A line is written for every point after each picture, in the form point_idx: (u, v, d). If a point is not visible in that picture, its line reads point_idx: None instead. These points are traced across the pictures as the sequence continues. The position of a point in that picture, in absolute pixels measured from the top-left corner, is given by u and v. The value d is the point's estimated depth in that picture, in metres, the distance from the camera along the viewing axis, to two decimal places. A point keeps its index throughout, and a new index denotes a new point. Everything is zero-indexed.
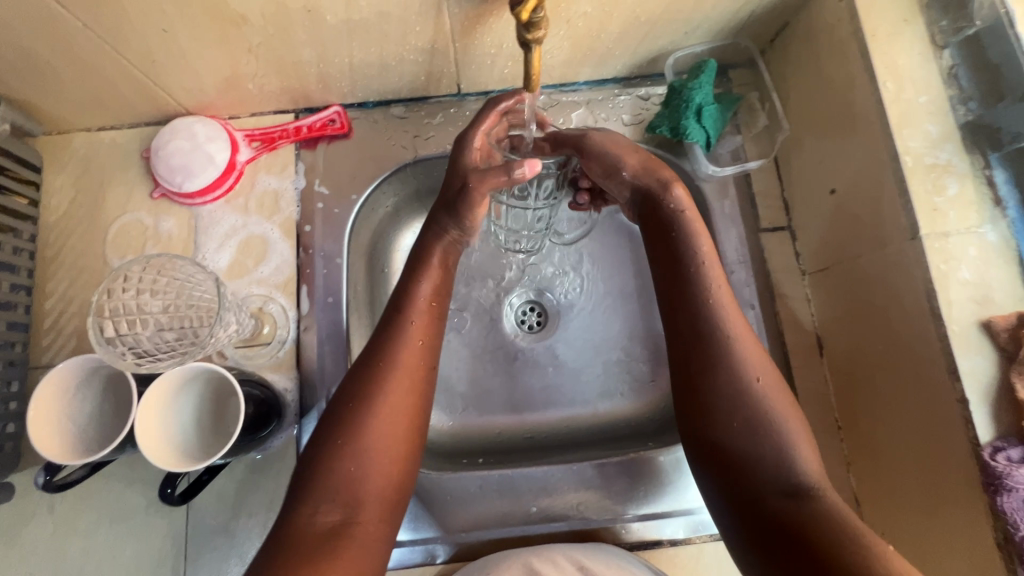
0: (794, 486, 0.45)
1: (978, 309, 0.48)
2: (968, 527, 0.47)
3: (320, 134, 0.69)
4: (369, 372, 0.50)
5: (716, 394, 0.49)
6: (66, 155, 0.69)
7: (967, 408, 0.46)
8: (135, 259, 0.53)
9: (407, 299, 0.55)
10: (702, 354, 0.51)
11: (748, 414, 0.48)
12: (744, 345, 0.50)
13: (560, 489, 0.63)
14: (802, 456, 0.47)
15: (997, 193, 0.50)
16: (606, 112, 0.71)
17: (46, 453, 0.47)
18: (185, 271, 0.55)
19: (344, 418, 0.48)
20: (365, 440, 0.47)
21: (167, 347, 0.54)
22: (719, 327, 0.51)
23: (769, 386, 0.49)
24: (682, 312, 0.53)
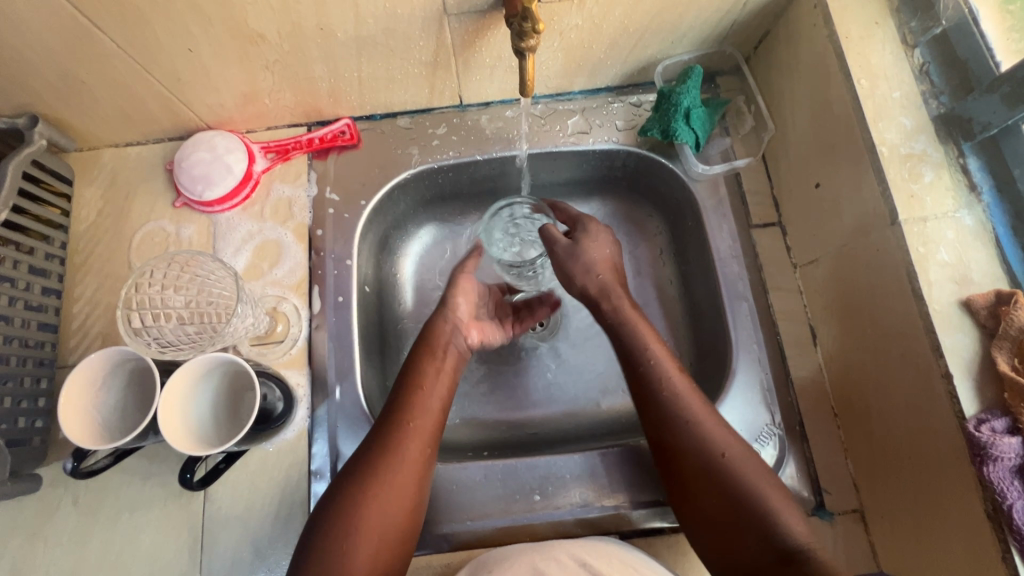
0: (783, 553, 0.50)
1: (957, 288, 0.49)
2: (961, 505, 0.48)
3: (331, 145, 0.74)
4: (370, 471, 0.54)
5: (694, 474, 0.55)
6: (96, 170, 0.74)
7: (950, 382, 0.48)
8: (160, 257, 0.57)
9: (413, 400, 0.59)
10: (673, 439, 0.57)
11: (726, 490, 0.53)
12: (708, 427, 0.56)
13: (562, 478, 0.64)
14: (785, 518, 0.51)
15: (971, 179, 0.52)
16: (600, 119, 0.75)
17: (70, 435, 0.50)
18: (206, 268, 0.59)
19: (333, 528, 0.51)
20: (360, 538, 0.51)
21: (188, 339, 0.58)
22: (683, 415, 0.57)
23: (738, 461, 0.54)
24: (648, 404, 0.59)
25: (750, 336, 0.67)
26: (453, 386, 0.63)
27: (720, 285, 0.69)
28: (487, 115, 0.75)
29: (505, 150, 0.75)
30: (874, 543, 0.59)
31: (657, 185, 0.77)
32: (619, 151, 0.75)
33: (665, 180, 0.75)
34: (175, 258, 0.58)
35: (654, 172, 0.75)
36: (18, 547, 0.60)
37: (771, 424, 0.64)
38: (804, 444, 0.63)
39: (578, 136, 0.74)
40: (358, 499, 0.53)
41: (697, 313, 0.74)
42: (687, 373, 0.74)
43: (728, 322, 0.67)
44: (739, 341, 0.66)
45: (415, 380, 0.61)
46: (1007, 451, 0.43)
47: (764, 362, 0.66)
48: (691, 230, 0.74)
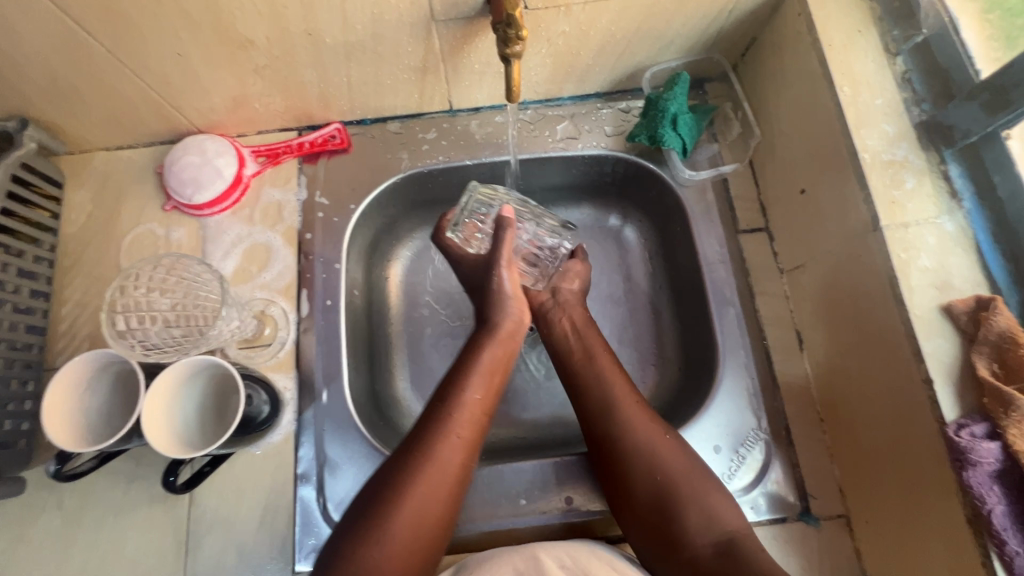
0: (717, 534, 0.52)
1: (938, 294, 0.50)
2: (942, 509, 0.48)
3: (321, 149, 0.74)
4: (406, 467, 0.52)
5: (631, 469, 0.56)
6: (86, 173, 0.74)
7: (931, 387, 0.48)
8: (147, 259, 0.57)
9: (457, 395, 0.57)
10: (610, 436, 0.58)
11: (658, 480, 0.55)
12: (637, 423, 0.58)
13: (549, 482, 0.64)
14: (715, 505, 0.53)
15: (953, 186, 0.53)
16: (589, 125, 0.75)
17: (52, 435, 0.50)
18: (192, 271, 0.59)
19: (368, 536, 0.49)
20: (392, 534, 0.49)
21: (173, 342, 0.57)
22: (618, 412, 0.59)
23: (670, 456, 0.56)
24: (592, 408, 0.60)
25: (737, 340, 0.67)
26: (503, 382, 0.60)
27: (708, 290, 0.69)
28: (476, 121, 0.76)
29: (494, 156, 0.75)
30: (859, 548, 0.59)
31: (646, 191, 0.77)
32: (608, 157, 0.75)
33: (654, 185, 0.75)
34: (162, 261, 0.58)
35: (643, 178, 0.76)
36: (2, 550, 0.60)
37: (757, 429, 0.64)
38: (791, 449, 0.63)
39: (568, 142, 0.75)
40: (393, 496, 0.51)
41: (685, 317, 0.75)
42: (675, 378, 0.74)
43: (715, 327, 0.68)
44: (726, 346, 0.67)
45: (462, 374, 0.58)
46: (986, 455, 0.44)
47: (750, 367, 0.66)
48: (679, 236, 0.74)
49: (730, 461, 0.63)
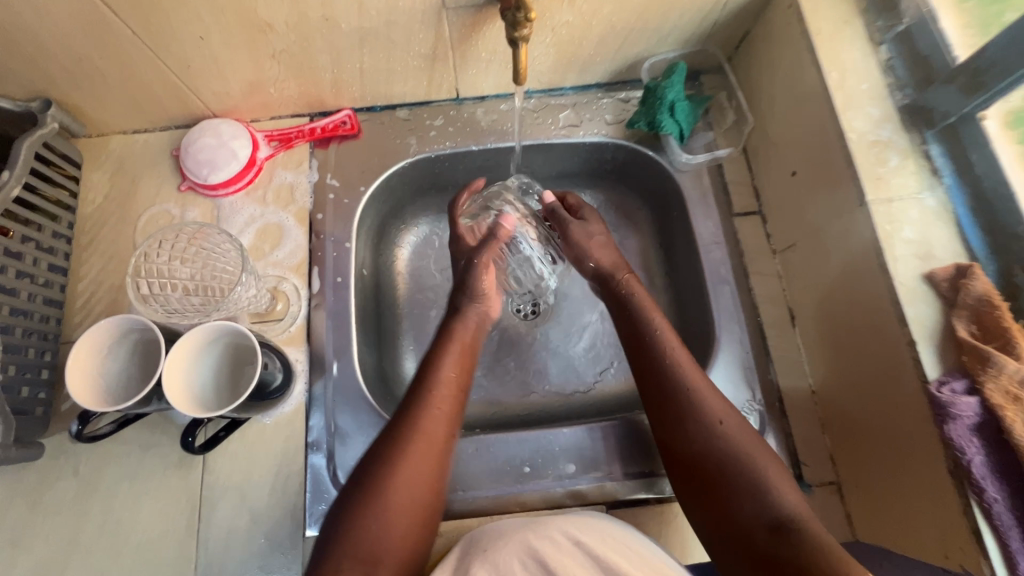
0: (774, 518, 0.50)
1: (921, 263, 0.53)
2: (926, 462, 0.50)
3: (332, 134, 0.77)
4: (397, 436, 0.56)
5: (688, 437, 0.57)
6: (104, 156, 0.76)
7: (915, 349, 0.51)
8: (169, 229, 0.60)
9: (432, 366, 0.62)
10: (670, 400, 0.59)
11: (719, 448, 0.55)
12: (700, 390, 0.59)
13: (553, 452, 0.66)
14: (777, 487, 0.52)
15: (934, 164, 0.56)
16: (590, 113, 0.79)
17: (72, 391, 0.52)
18: (213, 239, 0.61)
19: (364, 501, 0.52)
20: (386, 498, 0.52)
21: (192, 308, 0.61)
22: (677, 374, 0.60)
23: (734, 429, 0.56)
24: (648, 374, 0.62)
25: (731, 316, 0.70)
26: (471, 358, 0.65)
27: (703, 270, 0.72)
28: (482, 108, 0.79)
29: (499, 142, 0.78)
30: (849, 513, 0.61)
31: (644, 177, 0.81)
32: (608, 144, 0.79)
33: (652, 171, 0.79)
34: (182, 231, 0.61)
35: (642, 164, 0.79)
36: (19, 515, 0.62)
37: (752, 401, 0.66)
38: (784, 419, 0.66)
39: (569, 129, 0.78)
40: (383, 463, 0.54)
41: (682, 297, 0.78)
42: None
43: (710, 304, 0.71)
44: (721, 322, 0.70)
45: (438, 351, 0.64)
46: (966, 410, 0.46)
47: (744, 342, 0.69)
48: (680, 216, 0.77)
49: None
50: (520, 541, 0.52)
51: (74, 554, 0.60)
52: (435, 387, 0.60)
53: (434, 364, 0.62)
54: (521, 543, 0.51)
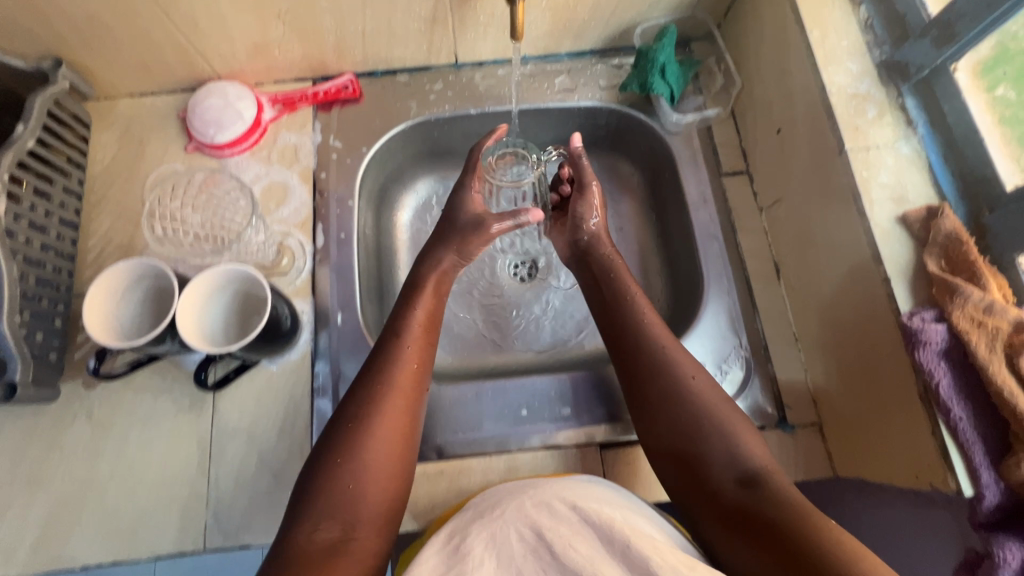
0: (745, 474, 0.53)
1: (895, 206, 0.56)
2: (898, 388, 0.54)
3: (335, 97, 0.79)
4: (370, 394, 0.58)
5: (661, 402, 0.59)
6: (112, 117, 0.78)
7: (889, 284, 0.54)
8: (190, 177, 0.74)
9: (403, 325, 0.64)
10: (643, 368, 0.62)
11: (690, 409, 0.58)
12: (673, 356, 0.61)
13: (548, 396, 0.69)
14: (744, 446, 0.55)
15: (909, 115, 0.59)
16: (585, 78, 0.81)
17: (86, 320, 0.56)
18: (222, 188, 0.74)
19: (341, 463, 0.54)
20: (362, 454, 0.54)
21: (200, 248, 0.72)
22: (649, 344, 0.63)
23: (703, 391, 0.59)
24: (621, 345, 0.64)
25: (719, 270, 0.73)
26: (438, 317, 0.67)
27: (693, 227, 0.75)
28: (480, 74, 0.82)
29: (497, 106, 0.81)
30: (830, 451, 0.65)
31: (636, 141, 0.84)
32: (602, 108, 0.81)
33: (644, 134, 0.82)
34: (196, 177, 0.74)
35: (634, 128, 0.82)
36: (36, 456, 0.64)
37: (738, 347, 0.70)
38: (769, 365, 0.69)
39: (565, 94, 0.81)
40: (357, 423, 0.56)
41: (673, 255, 0.81)
42: (663, 311, 0.80)
43: (700, 258, 0.74)
44: (710, 275, 0.73)
45: (406, 312, 0.65)
46: (935, 335, 0.49)
47: (731, 294, 0.72)
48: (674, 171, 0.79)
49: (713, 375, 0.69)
50: (513, 513, 0.48)
51: (90, 493, 0.63)
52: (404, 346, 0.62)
53: (402, 324, 0.64)
54: (515, 514, 0.48)
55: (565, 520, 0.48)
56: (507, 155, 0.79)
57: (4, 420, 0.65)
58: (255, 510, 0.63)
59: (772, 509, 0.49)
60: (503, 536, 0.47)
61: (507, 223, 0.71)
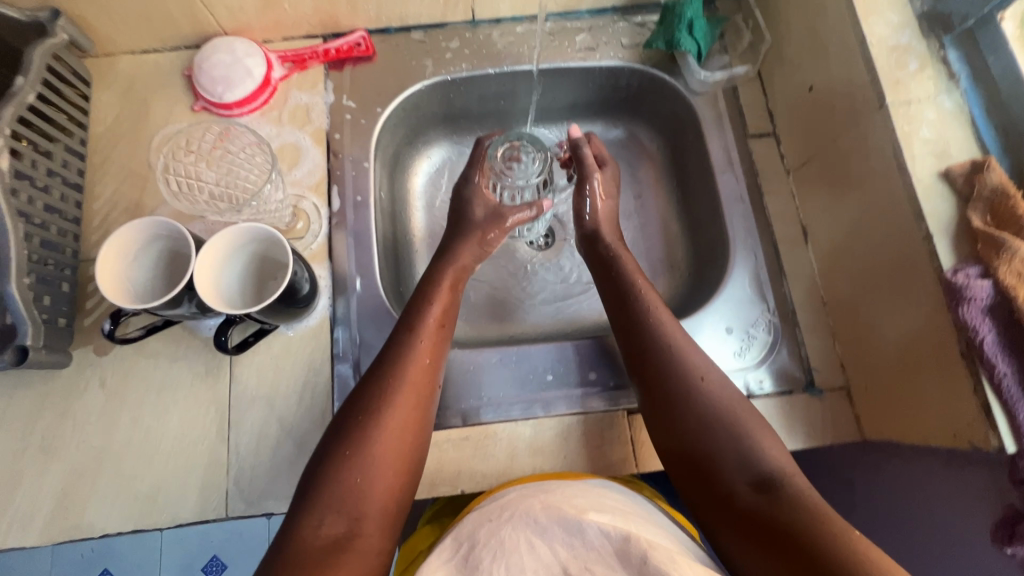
0: (759, 476, 0.51)
1: (937, 161, 0.54)
2: (937, 346, 0.53)
3: (347, 55, 0.76)
4: (378, 390, 0.56)
5: (671, 399, 0.57)
6: (113, 75, 0.75)
7: (931, 241, 0.52)
8: (203, 127, 0.71)
9: (418, 318, 0.62)
10: (653, 361, 0.59)
11: (701, 408, 0.56)
12: (686, 351, 0.59)
13: (572, 362, 0.68)
14: (760, 446, 0.53)
15: (951, 69, 0.57)
16: (606, 37, 0.78)
17: (100, 279, 0.54)
18: (238, 142, 0.71)
19: (347, 459, 0.52)
20: (365, 452, 0.52)
21: (215, 202, 0.70)
22: (659, 338, 0.60)
23: (716, 388, 0.57)
24: (630, 336, 0.62)
25: (747, 234, 0.71)
26: (450, 312, 0.65)
27: (719, 191, 0.73)
28: (498, 31, 0.78)
29: (515, 65, 0.78)
30: (859, 415, 0.64)
31: (659, 104, 0.81)
32: (624, 68, 0.79)
33: (667, 96, 0.79)
34: (212, 128, 0.71)
35: (656, 89, 0.80)
36: (49, 425, 0.62)
37: (766, 312, 0.68)
38: (796, 330, 0.68)
39: (586, 52, 0.78)
40: (361, 419, 0.54)
41: (695, 221, 0.79)
42: (686, 278, 0.79)
43: (726, 222, 0.72)
44: (737, 239, 0.71)
45: (420, 304, 0.63)
46: (980, 292, 0.48)
47: (759, 258, 0.70)
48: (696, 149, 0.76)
49: (741, 339, 0.68)
50: (522, 517, 0.49)
51: (106, 461, 0.62)
52: (414, 341, 0.59)
53: (413, 316, 0.62)
54: (523, 519, 0.49)
55: (576, 530, 0.47)
56: (513, 150, 0.74)
57: (15, 388, 0.63)
58: (277, 476, 0.61)
59: (787, 513, 0.47)
60: (513, 544, 0.47)
61: (521, 214, 0.72)
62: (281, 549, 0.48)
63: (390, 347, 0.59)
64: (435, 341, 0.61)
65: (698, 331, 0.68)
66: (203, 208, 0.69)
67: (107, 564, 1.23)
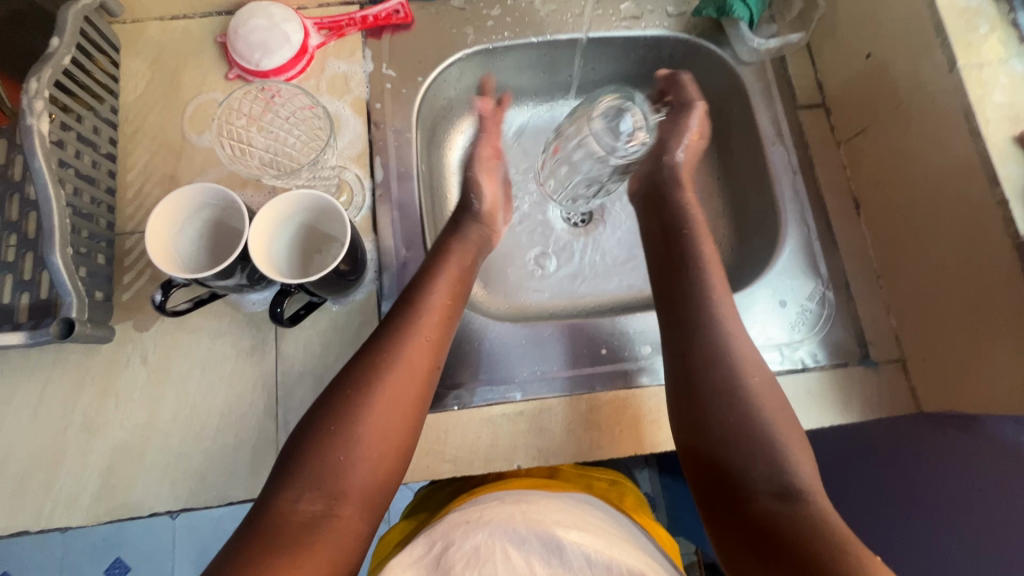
0: (781, 485, 0.50)
1: (1011, 126, 0.53)
2: (1013, 318, 0.52)
3: (385, 23, 0.73)
4: (381, 374, 0.53)
5: (711, 385, 0.55)
6: (142, 42, 0.72)
7: (1006, 207, 0.51)
8: (247, 91, 0.67)
9: (421, 297, 0.59)
10: (703, 341, 0.58)
11: (739, 404, 0.54)
12: (742, 344, 0.58)
13: (624, 337, 0.67)
14: (789, 454, 0.52)
15: (1022, 32, 0.56)
16: (651, 5, 0.76)
17: (152, 251, 0.51)
18: (285, 105, 0.68)
19: (334, 435, 0.50)
20: (358, 431, 0.51)
21: (269, 165, 0.69)
22: (717, 321, 0.59)
23: (763, 388, 0.55)
24: (684, 311, 0.60)
25: (798, 206, 0.70)
26: (461, 296, 0.62)
27: (769, 163, 0.72)
28: None
29: (559, 33, 0.75)
30: (914, 388, 0.64)
31: (703, 75, 0.79)
32: (668, 38, 0.77)
33: (714, 67, 0.77)
34: (259, 93, 0.68)
35: (702, 60, 0.78)
36: (90, 402, 0.60)
37: (820, 285, 0.68)
38: (850, 303, 0.67)
39: (631, 21, 0.76)
40: (361, 400, 0.52)
41: (739, 195, 0.77)
42: (730, 253, 0.77)
43: (777, 194, 0.71)
44: (789, 211, 0.70)
45: (426, 281, 0.60)
46: None
47: (811, 230, 0.69)
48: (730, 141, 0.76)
49: (795, 313, 0.67)
50: (501, 526, 0.49)
51: (151, 439, 0.60)
52: (417, 325, 0.57)
53: (420, 297, 0.59)
54: (503, 528, 0.49)
55: (556, 550, 0.48)
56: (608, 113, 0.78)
57: (52, 364, 0.61)
58: None
59: (797, 527, 0.46)
60: (489, 553, 0.47)
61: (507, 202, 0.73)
62: (257, 523, 0.46)
63: (396, 330, 0.56)
64: (441, 327, 0.59)
65: (751, 304, 0.67)
66: (242, 181, 0.67)
67: (118, 552, 1.20)
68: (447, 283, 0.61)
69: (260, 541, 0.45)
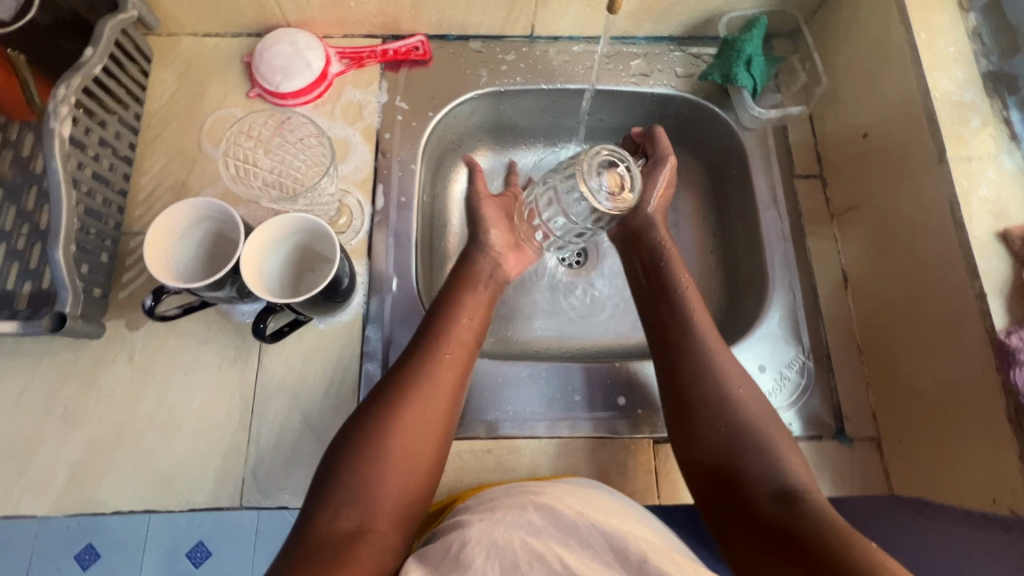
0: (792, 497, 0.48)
1: (995, 221, 0.54)
2: (985, 406, 0.52)
3: (404, 58, 0.77)
4: (410, 389, 0.54)
5: (710, 421, 0.54)
6: (174, 54, 0.76)
7: (984, 300, 0.52)
8: (262, 113, 0.71)
9: (446, 315, 0.61)
10: (691, 377, 0.57)
11: (747, 439, 0.53)
12: (734, 379, 0.56)
13: (601, 386, 0.67)
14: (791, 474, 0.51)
15: (1013, 129, 0.57)
16: (661, 64, 0.79)
17: (150, 261, 0.54)
18: (295, 129, 0.72)
19: (365, 451, 0.51)
20: (388, 449, 0.51)
21: (270, 186, 0.72)
22: (707, 357, 0.58)
23: (764, 422, 0.54)
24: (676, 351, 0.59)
25: (786, 273, 0.71)
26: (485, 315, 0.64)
27: (761, 228, 0.73)
28: (555, 49, 0.79)
29: (569, 82, 0.78)
30: (887, 468, 0.63)
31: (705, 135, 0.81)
32: (675, 97, 0.79)
33: (716, 129, 0.79)
34: (273, 117, 0.72)
35: (705, 121, 0.80)
36: (72, 393, 0.62)
37: (801, 354, 0.68)
38: (829, 374, 0.67)
39: (640, 78, 0.78)
40: (393, 415, 0.52)
41: (731, 254, 0.79)
42: (718, 311, 0.78)
43: (767, 258, 0.72)
44: (777, 276, 0.71)
45: (452, 303, 0.63)
46: None
47: (796, 298, 0.70)
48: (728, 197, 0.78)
49: (773, 379, 0.67)
50: (517, 518, 0.45)
51: (127, 436, 0.61)
52: (444, 342, 0.59)
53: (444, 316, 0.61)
54: (519, 520, 0.45)
55: (571, 530, 0.44)
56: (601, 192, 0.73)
57: (43, 352, 0.63)
58: (294, 468, 0.61)
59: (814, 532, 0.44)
60: (507, 540, 0.43)
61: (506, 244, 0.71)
62: (296, 542, 0.46)
63: (422, 348, 0.58)
64: (467, 343, 0.60)
65: None
66: (247, 194, 0.69)
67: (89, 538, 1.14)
68: (472, 304, 0.63)
69: (300, 557, 0.44)
